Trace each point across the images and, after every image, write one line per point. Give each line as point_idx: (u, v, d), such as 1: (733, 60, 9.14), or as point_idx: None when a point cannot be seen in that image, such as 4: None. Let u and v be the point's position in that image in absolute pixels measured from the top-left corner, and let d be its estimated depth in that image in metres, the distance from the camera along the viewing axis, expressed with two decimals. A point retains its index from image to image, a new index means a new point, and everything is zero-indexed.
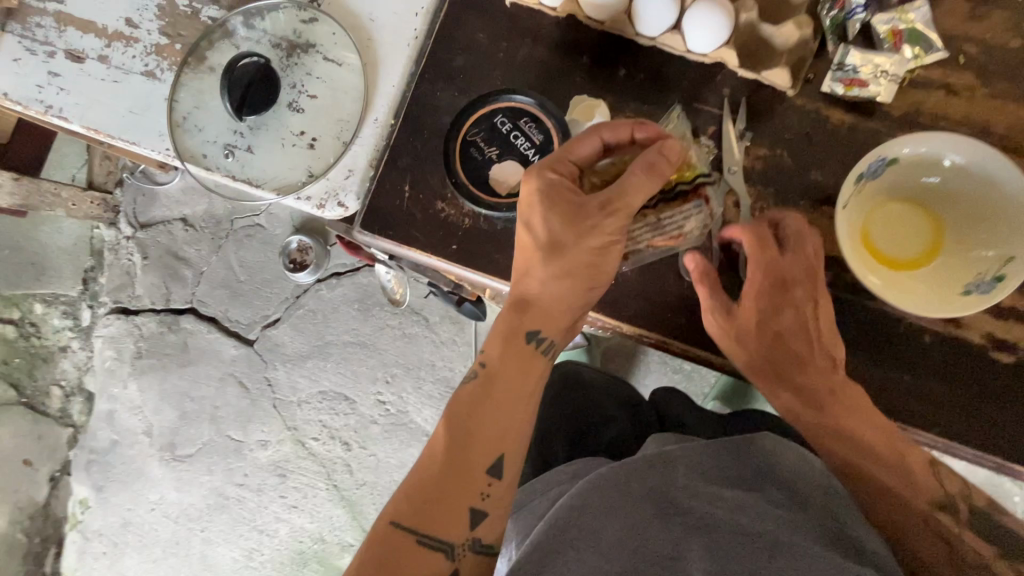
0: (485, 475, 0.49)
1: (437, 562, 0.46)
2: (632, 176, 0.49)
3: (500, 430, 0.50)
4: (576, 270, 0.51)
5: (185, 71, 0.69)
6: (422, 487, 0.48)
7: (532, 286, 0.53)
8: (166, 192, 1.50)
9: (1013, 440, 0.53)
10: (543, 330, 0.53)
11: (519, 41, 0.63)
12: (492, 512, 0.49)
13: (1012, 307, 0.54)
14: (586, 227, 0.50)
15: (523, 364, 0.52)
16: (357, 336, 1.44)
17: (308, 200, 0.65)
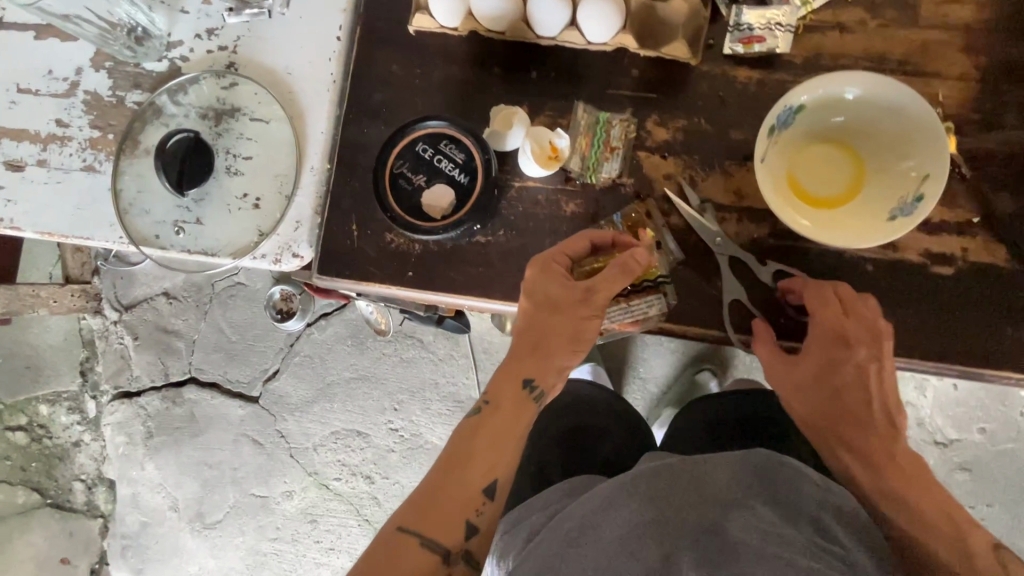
0: (480, 495, 0.51)
1: (433, 564, 0.48)
2: (612, 269, 0.54)
3: (497, 460, 0.53)
4: (562, 338, 0.55)
5: (123, 157, 0.71)
6: (420, 501, 0.50)
7: (529, 337, 0.56)
8: (143, 271, 1.52)
9: (975, 348, 0.55)
10: (537, 378, 0.55)
11: (431, 65, 0.65)
12: (483, 528, 0.51)
13: (942, 221, 0.56)
14: (574, 299, 0.55)
15: (520, 402, 0.55)
16: (357, 370, 1.46)
17: (264, 258, 0.67)
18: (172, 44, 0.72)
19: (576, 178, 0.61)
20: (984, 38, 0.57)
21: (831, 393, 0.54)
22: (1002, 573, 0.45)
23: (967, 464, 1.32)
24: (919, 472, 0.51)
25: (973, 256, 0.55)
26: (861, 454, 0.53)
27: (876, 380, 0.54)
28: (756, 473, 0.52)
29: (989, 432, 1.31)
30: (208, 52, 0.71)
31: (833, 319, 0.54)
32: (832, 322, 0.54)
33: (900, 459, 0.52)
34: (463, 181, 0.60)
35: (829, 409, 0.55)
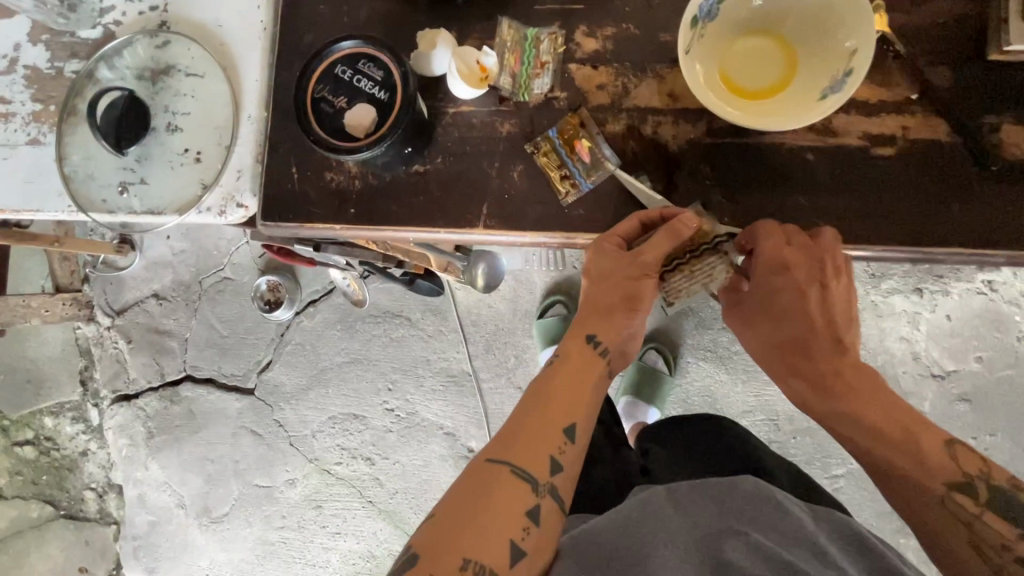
0: (560, 437, 0.52)
1: (524, 495, 0.49)
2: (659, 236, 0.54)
3: (574, 407, 0.54)
4: (621, 301, 0.58)
5: (66, 127, 0.71)
6: (502, 441, 0.52)
7: (591, 303, 0.59)
8: (132, 275, 1.54)
9: (925, 227, 0.54)
10: (602, 335, 0.58)
11: (357, 2, 0.65)
12: (566, 467, 0.52)
13: (878, 101, 0.54)
14: (624, 265, 0.56)
15: (586, 357, 0.57)
16: (349, 354, 1.46)
17: (209, 210, 0.67)
18: (105, 10, 0.72)
19: (509, 97, 0.60)
20: None
21: (775, 322, 0.56)
22: (956, 471, 0.48)
23: (967, 395, 1.29)
24: (870, 383, 0.53)
25: (914, 134, 0.54)
26: (815, 380, 0.55)
27: (822, 302, 0.55)
28: (747, 496, 0.58)
29: (987, 360, 1.28)
30: (140, 14, 0.71)
31: (770, 252, 0.53)
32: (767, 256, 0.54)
33: (849, 375, 0.53)
34: (383, 98, 0.53)
35: (779, 338, 0.57)
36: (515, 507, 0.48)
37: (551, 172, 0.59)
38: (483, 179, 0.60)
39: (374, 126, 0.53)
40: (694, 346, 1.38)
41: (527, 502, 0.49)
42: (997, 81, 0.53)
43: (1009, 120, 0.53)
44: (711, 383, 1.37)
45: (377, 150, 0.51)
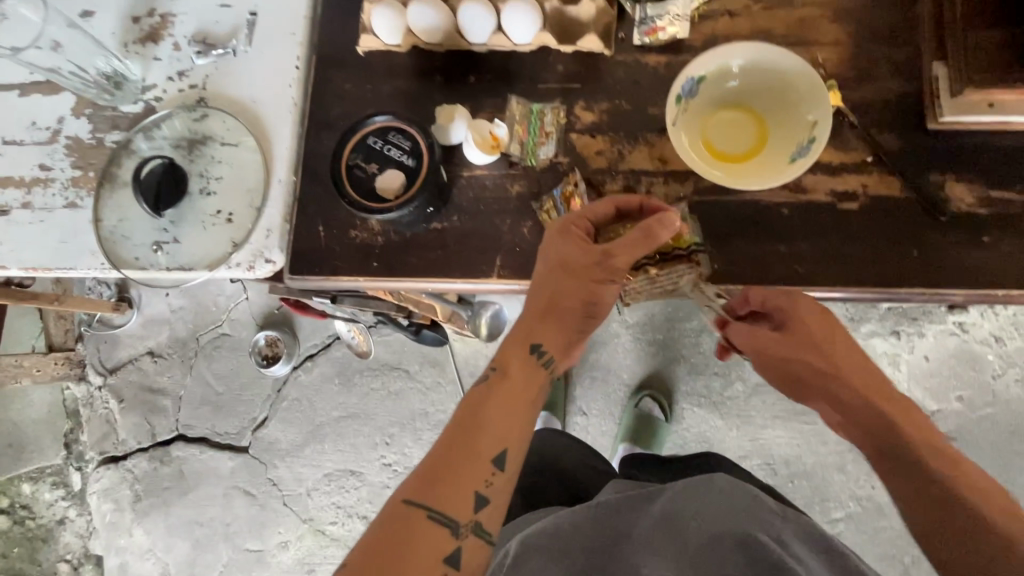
0: (489, 467, 0.51)
1: (443, 539, 0.48)
2: (635, 232, 0.56)
3: (508, 433, 0.53)
4: (574, 303, 0.59)
5: (104, 191, 0.77)
6: (430, 475, 0.50)
7: (541, 302, 0.59)
8: (127, 331, 1.57)
9: (891, 268, 0.61)
10: (546, 344, 0.59)
11: (380, 80, 0.73)
12: (492, 500, 0.50)
13: (840, 163, 0.63)
14: (587, 261, 0.57)
15: (529, 372, 0.57)
16: (347, 409, 1.47)
17: (238, 266, 0.72)
18: (147, 87, 0.80)
19: (518, 162, 0.68)
20: (852, 7, 0.65)
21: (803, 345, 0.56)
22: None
23: (952, 433, 1.33)
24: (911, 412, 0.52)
25: (873, 191, 0.62)
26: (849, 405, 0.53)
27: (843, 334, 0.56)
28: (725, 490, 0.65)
29: (967, 399, 1.34)
30: (180, 91, 0.79)
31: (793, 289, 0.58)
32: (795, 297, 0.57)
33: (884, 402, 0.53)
34: (411, 164, 0.61)
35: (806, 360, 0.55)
36: (435, 550, 0.47)
37: None
38: (496, 233, 0.67)
39: (402, 189, 0.61)
40: (688, 392, 1.43)
41: (448, 546, 0.48)
42: (938, 144, 0.62)
43: (953, 176, 0.61)
44: (707, 428, 1.41)
45: (405, 210, 0.58)
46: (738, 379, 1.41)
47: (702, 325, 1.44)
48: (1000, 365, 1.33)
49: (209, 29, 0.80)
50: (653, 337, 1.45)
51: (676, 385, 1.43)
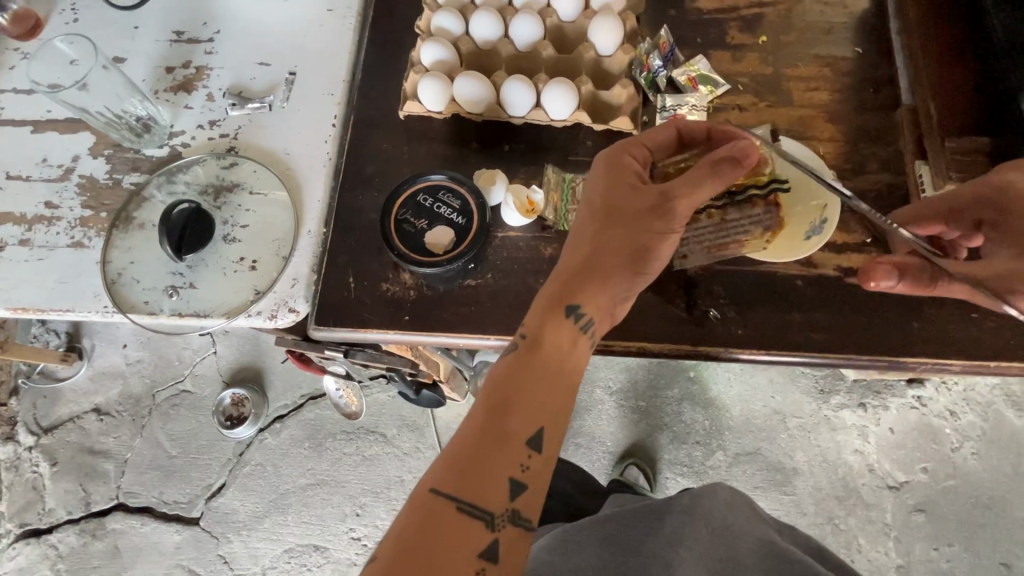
0: (524, 450, 0.51)
1: (477, 531, 0.48)
2: (699, 173, 0.55)
3: (546, 405, 0.52)
4: (624, 249, 0.56)
5: (116, 232, 0.74)
6: (460, 457, 0.50)
7: (580, 255, 0.58)
8: (72, 385, 1.52)
9: (897, 340, 0.66)
10: (586, 306, 0.56)
11: (417, 143, 0.76)
12: (529, 486, 0.50)
13: (844, 243, 0.69)
14: (642, 202, 0.56)
15: (568, 335, 0.55)
16: (315, 475, 1.42)
17: (259, 314, 0.69)
18: (175, 133, 0.80)
19: (551, 226, 0.71)
20: (843, 112, 0.75)
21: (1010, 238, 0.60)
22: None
23: (922, 505, 1.38)
24: None
25: None
26: None
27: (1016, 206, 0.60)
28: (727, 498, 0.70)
29: (931, 471, 1.39)
30: (209, 139, 0.79)
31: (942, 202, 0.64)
32: (990, 187, 0.61)
33: None
34: (460, 222, 0.69)
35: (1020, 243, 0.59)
36: (469, 543, 0.48)
37: None
38: (529, 292, 0.68)
39: (451, 244, 0.68)
40: (672, 460, 1.43)
41: (483, 541, 0.48)
42: None
43: None
44: None
45: (454, 264, 0.66)
46: (718, 448, 1.43)
47: (683, 394, 1.47)
48: (957, 439, 1.41)
49: (245, 83, 0.82)
50: (635, 404, 1.48)
51: (660, 453, 1.44)
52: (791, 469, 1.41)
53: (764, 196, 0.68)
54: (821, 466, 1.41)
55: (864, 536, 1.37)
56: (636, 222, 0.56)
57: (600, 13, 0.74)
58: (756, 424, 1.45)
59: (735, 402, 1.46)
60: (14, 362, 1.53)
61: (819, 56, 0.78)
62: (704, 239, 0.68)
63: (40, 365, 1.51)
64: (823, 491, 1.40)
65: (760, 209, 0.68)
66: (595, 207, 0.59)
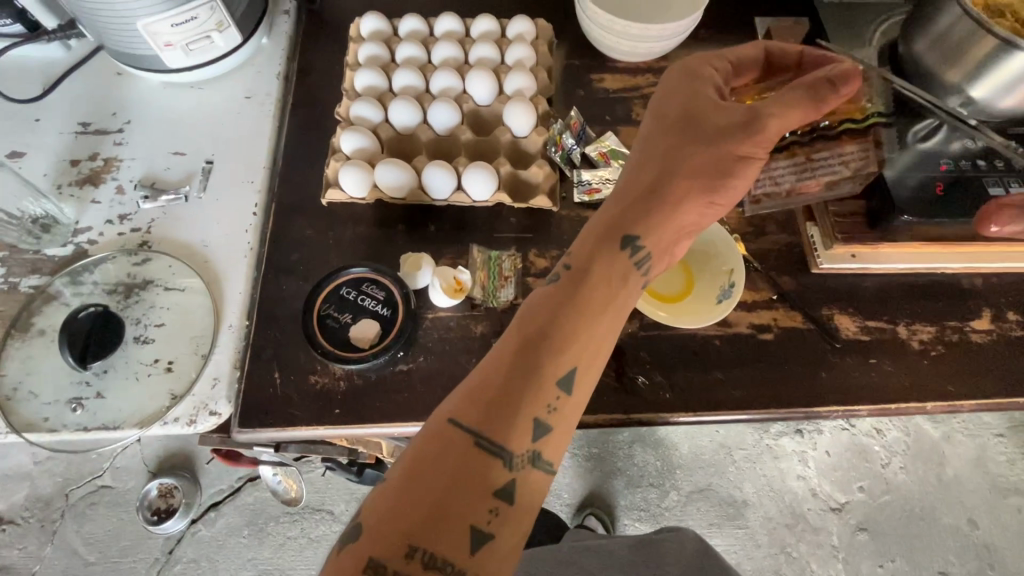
0: (556, 389, 0.52)
1: (494, 467, 0.49)
2: (797, 92, 0.56)
3: (588, 342, 0.54)
4: (701, 165, 0.58)
5: (11, 342, 0.69)
6: (491, 386, 0.51)
7: (648, 172, 0.60)
8: None
9: (810, 391, 0.71)
10: (647, 237, 0.58)
11: (342, 228, 0.76)
12: (555, 429, 0.52)
13: (753, 301, 0.75)
14: (728, 117, 0.58)
15: (621, 265, 0.57)
16: (257, 566, 1.32)
17: (176, 420, 0.66)
18: (80, 230, 0.76)
19: (481, 303, 0.72)
20: None
21: None
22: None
23: (863, 524, 1.44)
24: None
25: (782, 323, 0.74)
26: None
27: None
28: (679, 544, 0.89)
29: (868, 488, 1.47)
30: (120, 234, 0.76)
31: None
32: None
33: None
34: (385, 313, 0.69)
35: None
36: (484, 478, 0.48)
37: None
38: (461, 374, 0.68)
39: (376, 336, 0.68)
40: (628, 506, 1.44)
41: (500, 479, 0.49)
42: (825, 283, 0.76)
43: (838, 310, 0.75)
44: None
45: (381, 357, 0.66)
46: (672, 489, 1.45)
47: (632, 437, 1.49)
48: (885, 454, 1.50)
49: (158, 174, 0.80)
50: (588, 453, 1.48)
51: (615, 500, 1.44)
52: (742, 501, 1.45)
53: (860, 132, 0.71)
54: (769, 495, 1.46)
55: (816, 562, 1.41)
56: (711, 142, 0.58)
57: (513, 99, 0.79)
58: (704, 460, 1.48)
59: (683, 439, 1.50)
60: None
61: None
62: (786, 177, 0.75)
63: None
64: (773, 520, 1.44)
65: (852, 147, 0.71)
66: (667, 122, 0.61)
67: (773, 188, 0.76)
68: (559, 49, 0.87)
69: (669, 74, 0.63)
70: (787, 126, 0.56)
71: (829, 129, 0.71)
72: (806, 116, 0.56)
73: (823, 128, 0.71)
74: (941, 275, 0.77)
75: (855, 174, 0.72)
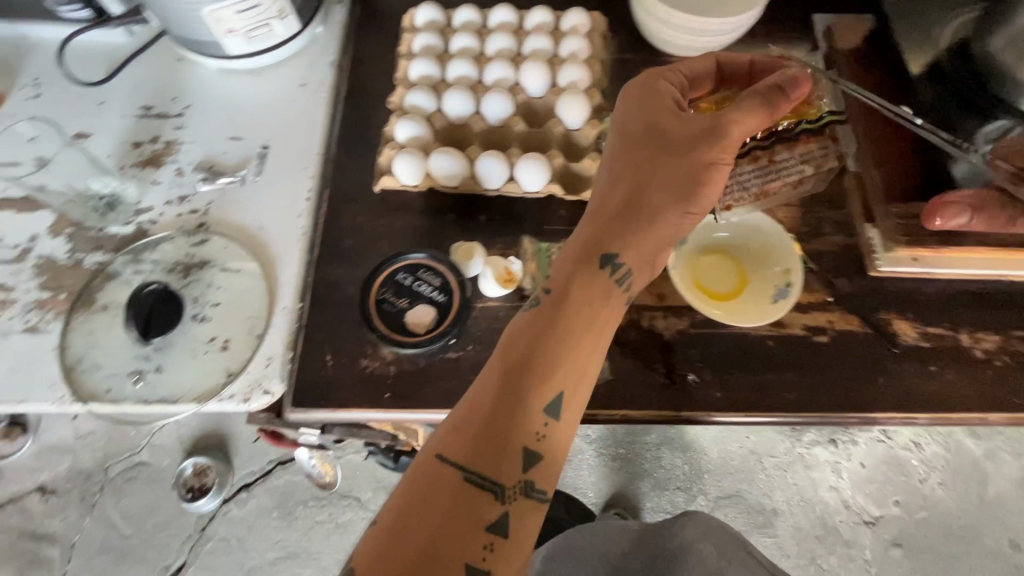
0: (543, 415, 0.53)
1: (486, 502, 0.50)
2: (754, 98, 0.59)
3: (573, 365, 0.55)
4: (676, 178, 0.60)
5: (76, 315, 0.71)
6: (474, 420, 0.52)
7: (621, 189, 0.61)
8: (14, 463, 1.41)
9: (866, 397, 0.69)
10: (625, 253, 0.59)
11: (393, 215, 0.77)
12: (546, 455, 0.53)
13: (809, 303, 0.73)
14: (694, 130, 0.60)
15: (602, 283, 0.58)
16: (285, 548, 1.35)
17: (232, 397, 0.67)
18: (141, 210, 0.78)
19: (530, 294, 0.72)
20: None
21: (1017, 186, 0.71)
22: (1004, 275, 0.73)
23: (898, 539, 1.40)
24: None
25: (838, 326, 0.72)
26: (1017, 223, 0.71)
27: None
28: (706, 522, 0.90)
29: (904, 504, 1.43)
30: (178, 215, 0.78)
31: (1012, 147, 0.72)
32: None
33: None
34: (442, 300, 0.70)
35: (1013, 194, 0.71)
36: (477, 513, 0.49)
37: None
38: None
39: (431, 321, 0.70)
40: (654, 509, 1.42)
41: (492, 513, 0.50)
42: (885, 287, 0.74)
43: (897, 315, 0.72)
44: None
45: (436, 342, 0.67)
46: (699, 493, 1.43)
47: (660, 439, 1.48)
48: (924, 469, 1.45)
49: (216, 158, 0.82)
50: (615, 453, 1.47)
51: (641, 501, 1.43)
52: (771, 510, 1.42)
53: (817, 132, 0.76)
54: (799, 505, 1.43)
55: None
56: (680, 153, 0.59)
57: (567, 91, 0.78)
58: (733, 465, 1.46)
59: (712, 444, 1.47)
60: None
61: None
62: (752, 181, 0.75)
63: None
64: (804, 531, 1.41)
65: (813, 146, 0.76)
66: (633, 138, 0.62)
67: (743, 193, 0.75)
68: (612, 42, 0.86)
69: (627, 91, 0.64)
70: (748, 130, 0.60)
71: (786, 131, 0.75)
72: (765, 122, 0.60)
73: (781, 130, 0.75)
74: (1007, 283, 0.74)
75: (817, 169, 0.77)
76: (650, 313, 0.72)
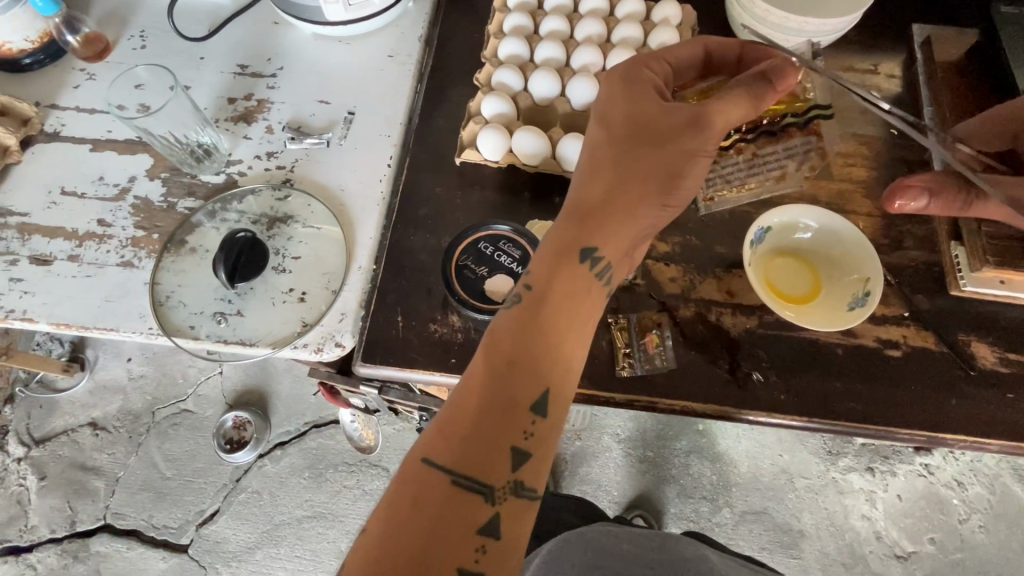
0: (529, 414, 0.52)
1: (478, 505, 0.49)
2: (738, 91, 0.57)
3: (557, 363, 0.54)
4: (658, 171, 0.57)
5: (166, 255, 0.75)
6: (458, 424, 0.51)
7: (602, 184, 0.58)
8: (70, 398, 1.49)
9: (935, 417, 0.67)
10: (605, 248, 0.57)
11: (469, 189, 0.78)
12: (535, 453, 0.52)
13: (884, 315, 0.71)
14: (676, 119, 0.57)
15: (582, 280, 0.57)
16: (313, 508, 1.38)
17: (305, 346, 0.70)
18: (232, 161, 0.82)
19: None
20: (879, 187, 0.78)
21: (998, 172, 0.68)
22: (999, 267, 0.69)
23: None
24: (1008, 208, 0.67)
25: (913, 342, 0.70)
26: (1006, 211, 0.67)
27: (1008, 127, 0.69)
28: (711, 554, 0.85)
29: (939, 542, 1.38)
30: (266, 170, 0.81)
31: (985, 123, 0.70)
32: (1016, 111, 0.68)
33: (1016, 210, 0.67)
34: (520, 272, 0.72)
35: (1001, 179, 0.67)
36: (471, 516, 0.49)
37: (619, 348, 0.69)
38: None
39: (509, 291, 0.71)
40: (678, 515, 1.41)
41: (484, 515, 0.49)
42: (965, 308, 0.72)
43: (975, 337, 0.70)
44: None
45: None
46: (725, 505, 1.41)
47: (690, 447, 1.46)
48: (965, 510, 1.40)
49: (304, 119, 0.85)
50: (643, 455, 1.46)
51: (666, 506, 1.42)
52: (798, 531, 1.39)
53: (800, 127, 0.77)
54: (828, 530, 1.40)
55: None
56: (664, 145, 0.57)
57: None
58: (763, 482, 1.43)
59: (744, 458, 1.45)
60: (13, 369, 1.50)
61: (858, 134, 0.81)
62: (736, 173, 0.77)
63: (40, 374, 1.48)
64: (830, 557, 1.37)
65: (796, 140, 0.77)
66: (614, 129, 0.59)
67: (725, 185, 0.77)
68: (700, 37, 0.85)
69: (608, 80, 0.61)
70: (731, 119, 0.57)
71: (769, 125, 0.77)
72: (747, 113, 0.59)
73: (765, 124, 0.77)
74: None
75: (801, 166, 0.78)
76: (719, 309, 0.72)
